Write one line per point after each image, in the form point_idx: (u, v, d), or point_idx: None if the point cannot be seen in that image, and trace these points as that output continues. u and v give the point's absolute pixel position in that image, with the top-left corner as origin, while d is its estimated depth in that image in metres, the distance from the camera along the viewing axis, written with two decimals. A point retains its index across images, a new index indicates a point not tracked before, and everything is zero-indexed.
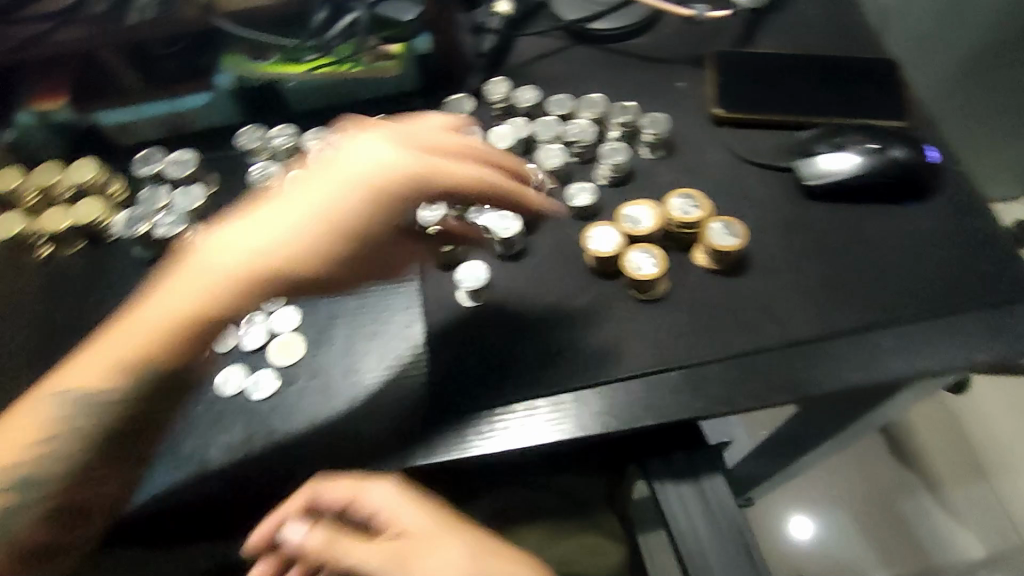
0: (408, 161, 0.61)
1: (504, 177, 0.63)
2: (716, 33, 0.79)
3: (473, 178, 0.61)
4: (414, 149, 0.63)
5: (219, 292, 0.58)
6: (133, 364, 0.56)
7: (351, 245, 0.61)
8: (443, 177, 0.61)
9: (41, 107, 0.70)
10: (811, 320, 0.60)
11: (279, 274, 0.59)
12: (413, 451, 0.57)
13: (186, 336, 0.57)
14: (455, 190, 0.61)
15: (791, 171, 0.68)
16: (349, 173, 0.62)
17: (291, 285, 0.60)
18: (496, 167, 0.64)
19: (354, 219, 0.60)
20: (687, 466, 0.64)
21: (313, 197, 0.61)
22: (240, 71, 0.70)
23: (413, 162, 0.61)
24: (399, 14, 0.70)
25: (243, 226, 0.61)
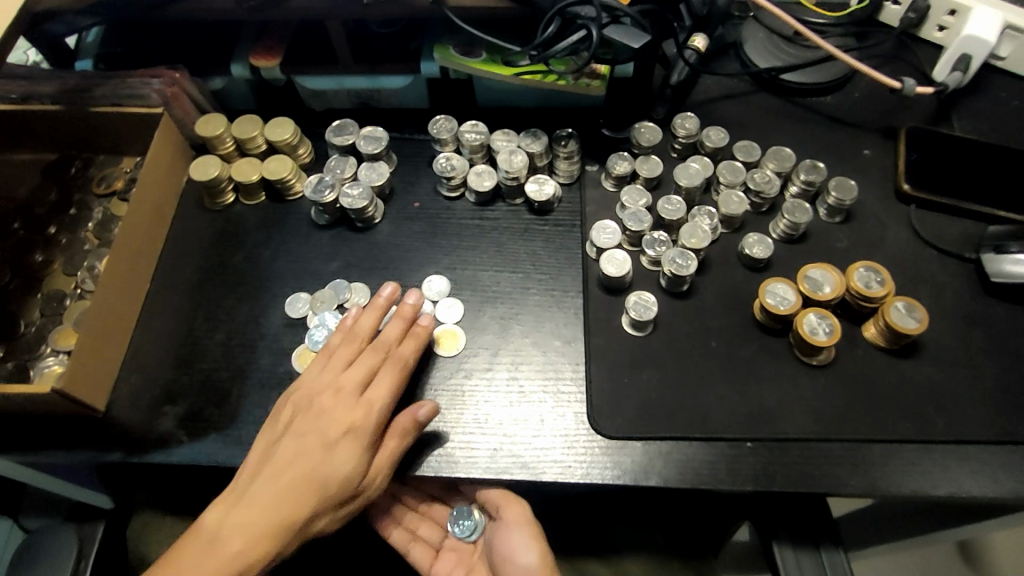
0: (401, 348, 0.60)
1: (418, 343, 0.60)
2: (908, 106, 0.76)
3: (417, 347, 0.60)
4: (369, 395, 0.57)
5: (291, 512, 0.53)
6: (271, 547, 0.53)
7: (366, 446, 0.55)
8: (403, 353, 0.60)
9: (254, 64, 0.72)
10: (984, 423, 0.59)
11: (326, 481, 0.54)
12: (571, 469, 0.59)
13: (285, 490, 0.54)
14: (403, 356, 0.59)
15: (976, 263, 0.66)
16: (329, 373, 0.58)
17: (345, 423, 0.55)
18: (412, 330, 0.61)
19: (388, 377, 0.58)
20: (811, 537, 0.59)
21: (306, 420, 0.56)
22: (448, 64, 0.69)
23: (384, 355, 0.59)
24: (627, 41, 0.63)
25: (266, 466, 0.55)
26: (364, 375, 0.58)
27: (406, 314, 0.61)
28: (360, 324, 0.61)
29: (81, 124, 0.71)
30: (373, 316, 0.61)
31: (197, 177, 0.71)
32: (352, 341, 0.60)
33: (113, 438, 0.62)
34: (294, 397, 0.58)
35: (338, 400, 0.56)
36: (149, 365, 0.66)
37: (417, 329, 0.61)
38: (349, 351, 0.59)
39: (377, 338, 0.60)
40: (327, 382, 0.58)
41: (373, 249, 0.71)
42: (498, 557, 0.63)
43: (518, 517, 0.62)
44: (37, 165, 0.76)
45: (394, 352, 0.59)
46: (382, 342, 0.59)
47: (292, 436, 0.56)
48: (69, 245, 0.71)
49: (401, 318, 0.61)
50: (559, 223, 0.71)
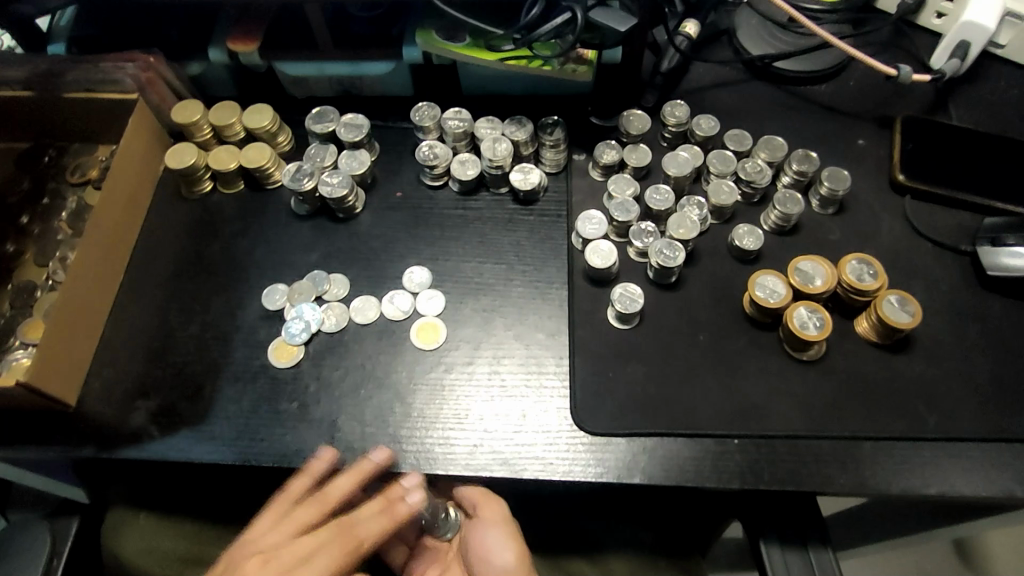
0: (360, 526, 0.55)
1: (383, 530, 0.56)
2: (904, 94, 0.74)
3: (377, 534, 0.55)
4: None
5: None
6: None
7: None
8: (357, 533, 0.55)
9: (231, 49, 0.70)
10: (977, 419, 0.57)
11: None
12: (553, 467, 0.57)
13: None
14: (358, 536, 0.55)
15: (972, 256, 0.64)
16: (280, 538, 0.55)
17: None
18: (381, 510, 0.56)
19: (321, 563, 0.53)
20: (798, 535, 0.57)
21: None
22: (430, 48, 0.67)
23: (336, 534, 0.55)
24: (614, 24, 0.61)
25: None
26: (302, 554, 0.54)
27: (369, 467, 0.56)
28: (332, 488, 0.56)
29: (53, 111, 0.69)
30: (346, 483, 0.56)
31: (172, 165, 0.69)
32: (316, 506, 0.56)
33: (83, 433, 0.60)
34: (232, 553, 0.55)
35: (263, 568, 0.53)
36: (122, 358, 0.64)
37: (393, 508, 0.56)
38: (308, 516, 0.56)
39: (352, 506, 0.56)
40: (271, 545, 0.54)
41: (353, 240, 0.69)
42: (473, 555, 0.61)
43: (497, 516, 0.60)
44: (11, 153, 0.74)
45: (353, 522, 0.55)
46: (347, 525, 0.55)
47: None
48: (41, 235, 0.69)
49: (386, 499, 0.56)
50: (545, 213, 0.69)
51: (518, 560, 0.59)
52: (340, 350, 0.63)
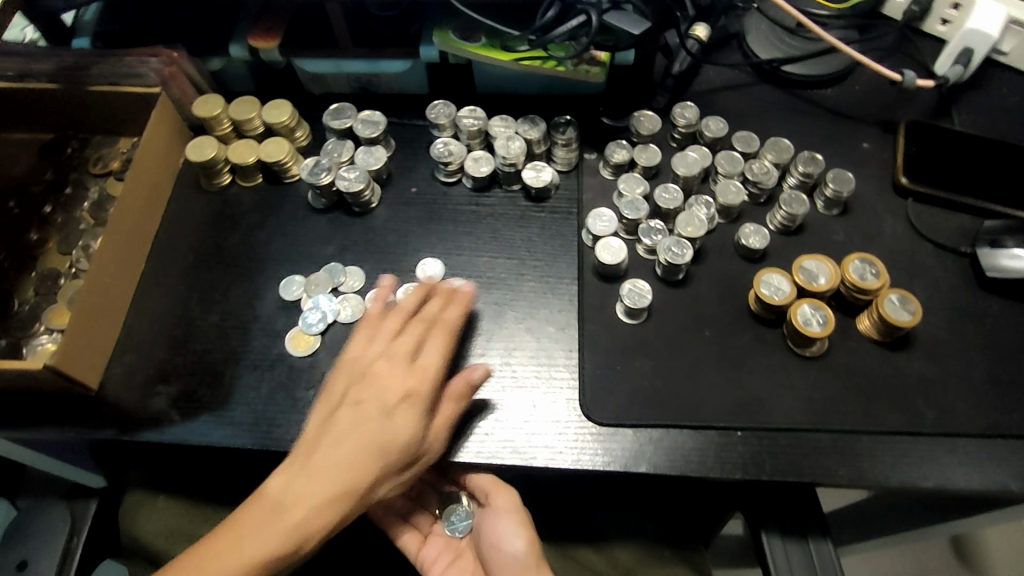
0: (449, 316, 0.59)
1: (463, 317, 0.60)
2: (908, 99, 0.76)
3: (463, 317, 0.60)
4: (428, 355, 0.57)
5: (349, 483, 0.51)
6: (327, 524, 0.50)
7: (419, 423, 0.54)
8: (452, 319, 0.59)
9: (252, 46, 0.71)
10: (973, 416, 0.59)
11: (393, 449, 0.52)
12: (561, 455, 0.59)
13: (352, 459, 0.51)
14: (453, 319, 0.59)
15: (972, 257, 0.66)
16: (370, 349, 0.57)
17: (404, 387, 0.54)
18: (455, 309, 0.60)
19: (440, 350, 0.57)
20: (800, 527, 0.59)
21: (353, 390, 0.55)
22: (446, 48, 0.69)
23: (433, 320, 0.59)
24: (627, 26, 0.62)
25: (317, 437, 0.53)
26: (413, 346, 0.57)
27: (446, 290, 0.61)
28: (405, 300, 0.59)
29: (77, 103, 0.71)
30: (414, 298, 0.60)
31: (193, 159, 0.70)
32: (397, 315, 0.58)
33: (105, 417, 0.62)
34: (343, 369, 0.57)
35: (393, 369, 0.55)
36: (142, 345, 0.66)
37: (460, 300, 0.61)
38: (396, 322, 0.58)
39: (433, 306, 0.59)
40: (376, 351, 0.56)
41: (369, 233, 0.71)
42: (485, 543, 0.63)
43: (508, 503, 0.62)
44: (34, 145, 0.76)
45: (443, 317, 0.59)
46: (445, 322, 0.59)
47: (350, 404, 0.54)
48: (64, 225, 0.71)
49: (444, 295, 0.60)
50: (556, 210, 0.71)
51: (529, 545, 0.61)
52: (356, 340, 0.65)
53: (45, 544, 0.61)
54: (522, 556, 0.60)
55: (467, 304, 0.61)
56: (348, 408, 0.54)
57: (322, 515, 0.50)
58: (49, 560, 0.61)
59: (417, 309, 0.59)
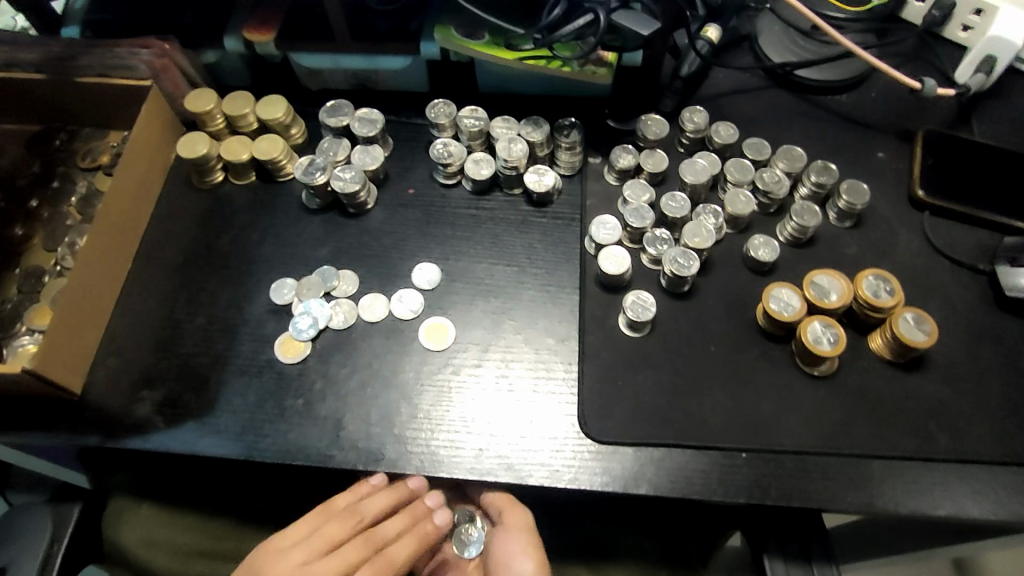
0: (391, 536, 0.59)
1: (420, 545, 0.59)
2: (927, 107, 0.73)
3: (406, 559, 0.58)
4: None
5: None
6: None
7: None
8: (397, 554, 0.58)
9: (248, 39, 0.69)
10: (989, 442, 0.57)
11: None
12: (558, 473, 0.57)
13: None
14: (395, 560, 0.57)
15: (990, 275, 0.63)
16: (305, 555, 0.56)
17: None
18: (421, 526, 0.60)
19: None
20: (804, 551, 0.56)
21: None
22: (448, 45, 0.66)
23: (371, 556, 0.57)
24: (636, 27, 0.60)
25: None
26: (357, 560, 0.57)
27: (415, 511, 0.60)
28: (364, 507, 0.59)
29: (65, 95, 0.69)
30: (378, 505, 0.59)
31: (184, 154, 0.68)
32: (348, 523, 0.58)
33: (87, 422, 0.60)
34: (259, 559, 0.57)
35: None
36: (127, 347, 0.64)
37: (417, 529, 0.60)
38: (341, 530, 0.58)
39: (388, 521, 0.59)
40: (303, 565, 0.55)
41: (364, 236, 0.69)
42: (490, 563, 0.61)
43: (519, 523, 0.61)
44: (22, 136, 0.73)
45: (379, 538, 0.58)
46: (376, 538, 0.58)
47: (291, 564, 0.55)
48: (50, 219, 0.69)
49: (406, 514, 0.60)
50: (558, 216, 0.69)
51: (539, 568, 0.59)
52: (347, 347, 0.63)
53: (20, 551, 0.60)
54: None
55: (425, 536, 0.60)
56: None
57: None
58: (29, 566, 0.59)
59: (373, 511, 0.59)
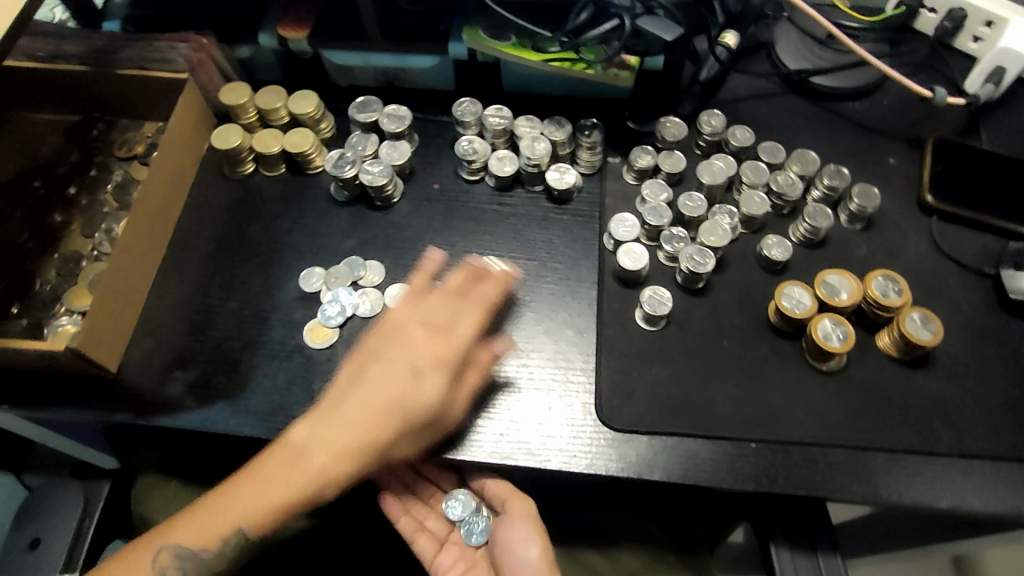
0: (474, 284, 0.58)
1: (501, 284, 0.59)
2: (937, 116, 0.75)
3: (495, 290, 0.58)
4: (433, 345, 0.55)
5: (338, 464, 0.53)
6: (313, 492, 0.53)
7: (430, 396, 0.54)
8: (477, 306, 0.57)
9: (282, 36, 0.72)
10: (990, 438, 0.59)
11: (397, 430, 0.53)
12: (576, 459, 0.59)
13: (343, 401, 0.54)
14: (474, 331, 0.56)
15: (995, 278, 0.65)
16: (391, 341, 0.56)
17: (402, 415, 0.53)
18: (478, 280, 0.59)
19: (461, 344, 0.56)
20: (809, 539, 0.59)
21: (347, 404, 0.54)
22: (476, 46, 0.68)
23: (459, 304, 0.57)
24: (659, 32, 0.62)
25: (285, 454, 0.53)
26: (452, 316, 0.57)
27: (483, 271, 0.59)
28: (430, 269, 0.59)
29: (105, 87, 0.71)
30: (457, 273, 0.59)
31: (217, 146, 0.71)
32: (428, 286, 0.59)
33: (122, 401, 0.62)
34: (377, 334, 0.57)
35: (404, 389, 0.54)
36: (161, 329, 0.66)
37: (493, 274, 0.59)
38: (425, 307, 0.57)
39: (472, 285, 0.58)
40: (396, 346, 0.56)
41: (390, 228, 0.71)
42: (497, 551, 0.62)
43: (524, 511, 0.62)
44: (60, 125, 0.76)
45: (490, 296, 0.58)
46: (485, 299, 0.58)
47: (376, 363, 0.55)
48: (87, 206, 0.71)
49: (475, 273, 0.59)
50: (577, 213, 0.71)
51: (543, 554, 0.60)
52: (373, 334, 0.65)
53: (52, 526, 0.63)
54: (536, 563, 0.59)
55: (497, 280, 0.59)
56: (377, 352, 0.56)
57: (329, 472, 0.52)
58: (63, 539, 0.62)
59: (450, 279, 0.59)
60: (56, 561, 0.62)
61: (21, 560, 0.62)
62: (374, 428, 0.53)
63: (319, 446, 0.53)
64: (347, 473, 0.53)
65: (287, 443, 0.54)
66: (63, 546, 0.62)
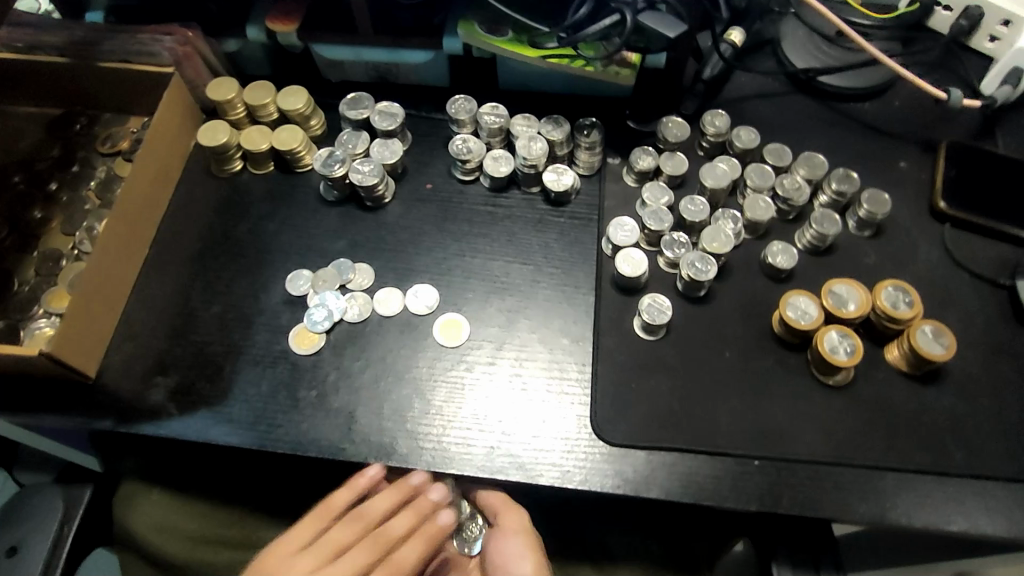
0: (391, 526, 0.58)
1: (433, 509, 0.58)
2: (951, 118, 0.72)
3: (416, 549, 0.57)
4: None
5: None
6: None
7: None
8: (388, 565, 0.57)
9: (271, 28, 0.69)
10: (1004, 458, 0.56)
11: None
12: (570, 474, 0.56)
13: None
14: None
15: (1010, 289, 0.63)
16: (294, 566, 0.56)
17: None
18: (405, 516, 0.58)
19: None
20: (811, 560, 0.56)
21: None
22: (471, 41, 0.66)
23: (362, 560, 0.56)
24: (663, 28, 0.60)
25: None
26: (354, 571, 0.56)
27: (415, 492, 0.58)
28: (336, 498, 0.58)
29: (87, 80, 0.69)
30: (386, 501, 0.58)
31: (204, 142, 0.68)
32: (326, 520, 0.58)
33: (100, 407, 0.60)
34: (278, 550, 0.57)
35: None
36: (142, 332, 0.64)
37: (416, 504, 0.58)
38: (342, 535, 0.57)
39: (392, 521, 0.58)
40: (304, 569, 0.55)
41: (381, 230, 0.69)
42: (489, 563, 0.61)
43: (516, 524, 0.60)
44: (42, 119, 0.74)
45: (411, 490, 0.58)
46: (420, 508, 0.58)
47: (290, 574, 0.55)
48: (68, 203, 0.69)
49: (409, 495, 0.58)
50: (575, 216, 0.68)
51: (537, 567, 0.59)
52: (361, 340, 0.63)
53: (34, 528, 0.61)
54: None
55: (422, 515, 0.58)
56: (307, 551, 0.57)
57: None
58: (40, 549, 0.60)
59: (370, 502, 0.58)
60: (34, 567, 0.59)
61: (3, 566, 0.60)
62: None
63: None
64: None
65: None
66: (39, 556, 0.60)
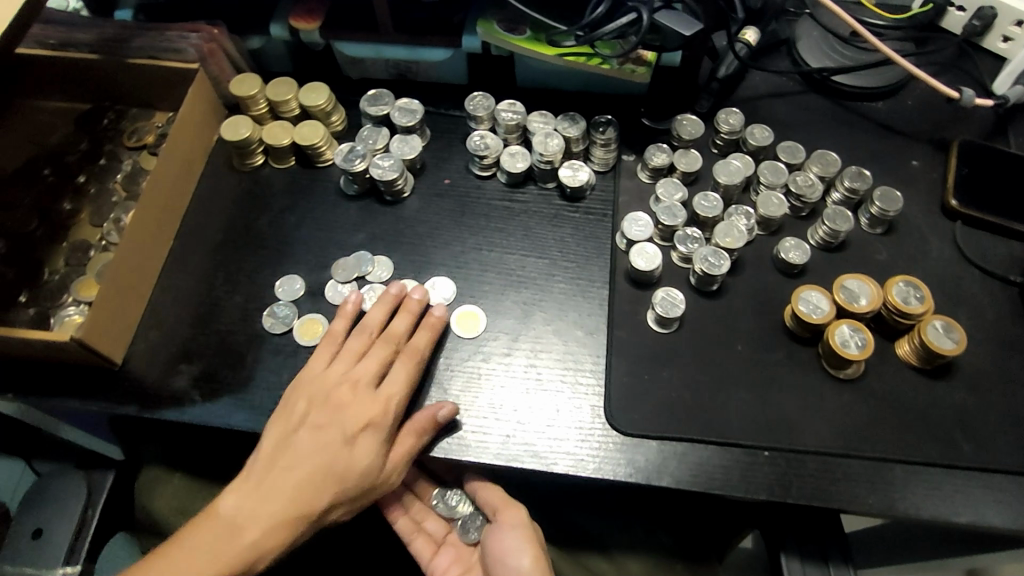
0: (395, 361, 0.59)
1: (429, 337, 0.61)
2: (963, 117, 0.73)
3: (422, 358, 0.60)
4: (390, 384, 0.58)
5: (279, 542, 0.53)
6: (271, 512, 0.54)
7: (366, 461, 0.55)
8: (399, 375, 0.59)
9: (294, 27, 0.70)
10: (1013, 452, 0.57)
11: (346, 479, 0.55)
12: (584, 463, 0.58)
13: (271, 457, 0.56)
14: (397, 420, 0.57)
15: (1020, 286, 0.63)
16: (335, 373, 0.58)
17: (354, 480, 0.55)
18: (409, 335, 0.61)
19: (391, 401, 0.57)
20: (822, 552, 0.57)
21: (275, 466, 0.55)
22: (490, 39, 0.67)
23: (397, 366, 0.59)
24: (677, 27, 0.61)
25: (210, 517, 0.54)
26: (379, 369, 0.59)
27: (413, 307, 0.62)
28: (367, 316, 0.61)
29: (115, 77, 0.71)
30: (381, 312, 0.62)
31: (227, 137, 0.70)
32: (361, 334, 0.61)
33: (126, 392, 0.62)
34: (306, 387, 0.58)
35: (348, 441, 0.55)
36: (167, 321, 0.65)
37: (414, 308, 0.62)
38: (359, 343, 0.60)
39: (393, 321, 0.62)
40: (342, 374, 0.58)
41: (399, 223, 0.70)
42: (490, 559, 0.62)
43: (516, 520, 0.61)
44: (70, 113, 0.76)
45: (369, 321, 0.61)
46: (385, 332, 0.61)
47: (308, 434, 0.56)
48: (96, 195, 0.71)
49: (405, 308, 0.62)
50: (590, 211, 0.70)
51: (535, 562, 0.59)
52: None
53: (60, 511, 0.63)
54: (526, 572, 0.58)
55: (416, 312, 0.62)
56: (338, 363, 0.59)
57: (268, 531, 0.53)
58: (64, 530, 0.62)
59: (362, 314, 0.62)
60: (58, 551, 0.61)
61: (27, 549, 0.62)
62: (322, 484, 0.54)
63: (246, 521, 0.54)
64: (304, 521, 0.54)
65: (213, 503, 0.55)
66: (63, 537, 0.62)
